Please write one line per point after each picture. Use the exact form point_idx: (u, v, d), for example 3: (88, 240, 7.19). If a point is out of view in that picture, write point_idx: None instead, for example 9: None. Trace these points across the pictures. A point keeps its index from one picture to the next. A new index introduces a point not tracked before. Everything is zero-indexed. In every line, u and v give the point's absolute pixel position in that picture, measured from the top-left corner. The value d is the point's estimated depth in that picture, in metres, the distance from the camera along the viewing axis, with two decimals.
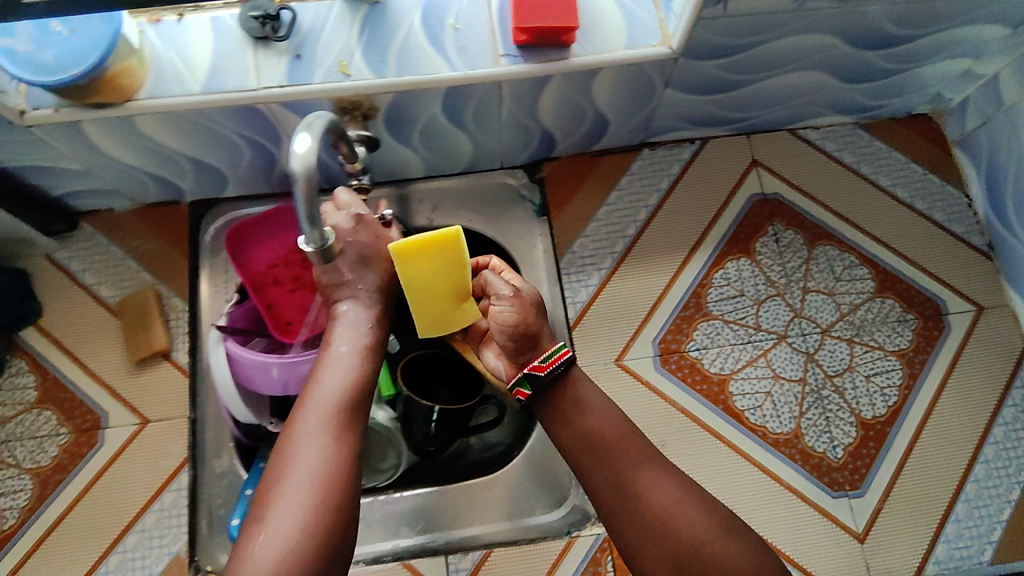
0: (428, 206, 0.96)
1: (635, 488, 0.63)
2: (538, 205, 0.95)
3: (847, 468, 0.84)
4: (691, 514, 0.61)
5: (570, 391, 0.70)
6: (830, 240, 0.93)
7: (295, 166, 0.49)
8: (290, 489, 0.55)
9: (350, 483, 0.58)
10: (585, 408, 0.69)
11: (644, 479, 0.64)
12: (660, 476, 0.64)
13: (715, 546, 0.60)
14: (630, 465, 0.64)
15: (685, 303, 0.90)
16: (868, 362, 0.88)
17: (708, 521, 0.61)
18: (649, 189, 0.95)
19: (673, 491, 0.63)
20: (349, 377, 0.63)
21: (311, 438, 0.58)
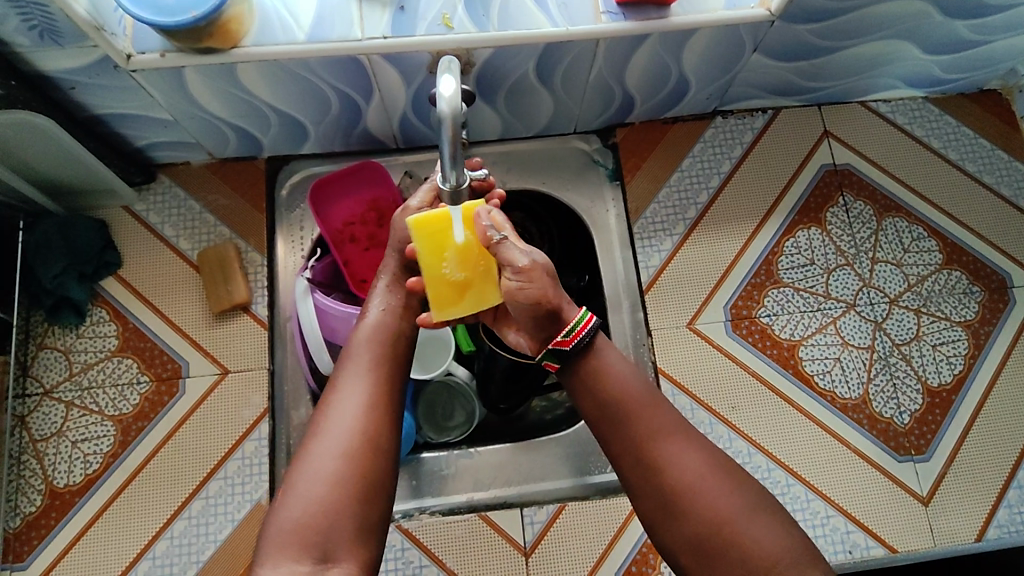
0: (501, 169, 0.97)
1: (657, 465, 0.60)
2: (611, 170, 0.97)
3: (913, 434, 0.85)
4: (720, 491, 0.58)
5: (592, 364, 0.65)
6: (899, 211, 0.94)
7: (443, 108, 0.52)
8: (330, 434, 0.60)
9: (386, 424, 0.62)
10: (604, 380, 0.64)
11: (665, 452, 0.60)
12: (688, 449, 0.60)
13: (739, 521, 0.56)
14: (653, 439, 0.61)
15: (756, 270, 0.91)
16: (935, 332, 0.89)
17: (734, 497, 0.58)
18: (721, 158, 0.96)
19: (699, 466, 0.59)
20: (379, 330, 0.69)
21: (350, 387, 0.63)
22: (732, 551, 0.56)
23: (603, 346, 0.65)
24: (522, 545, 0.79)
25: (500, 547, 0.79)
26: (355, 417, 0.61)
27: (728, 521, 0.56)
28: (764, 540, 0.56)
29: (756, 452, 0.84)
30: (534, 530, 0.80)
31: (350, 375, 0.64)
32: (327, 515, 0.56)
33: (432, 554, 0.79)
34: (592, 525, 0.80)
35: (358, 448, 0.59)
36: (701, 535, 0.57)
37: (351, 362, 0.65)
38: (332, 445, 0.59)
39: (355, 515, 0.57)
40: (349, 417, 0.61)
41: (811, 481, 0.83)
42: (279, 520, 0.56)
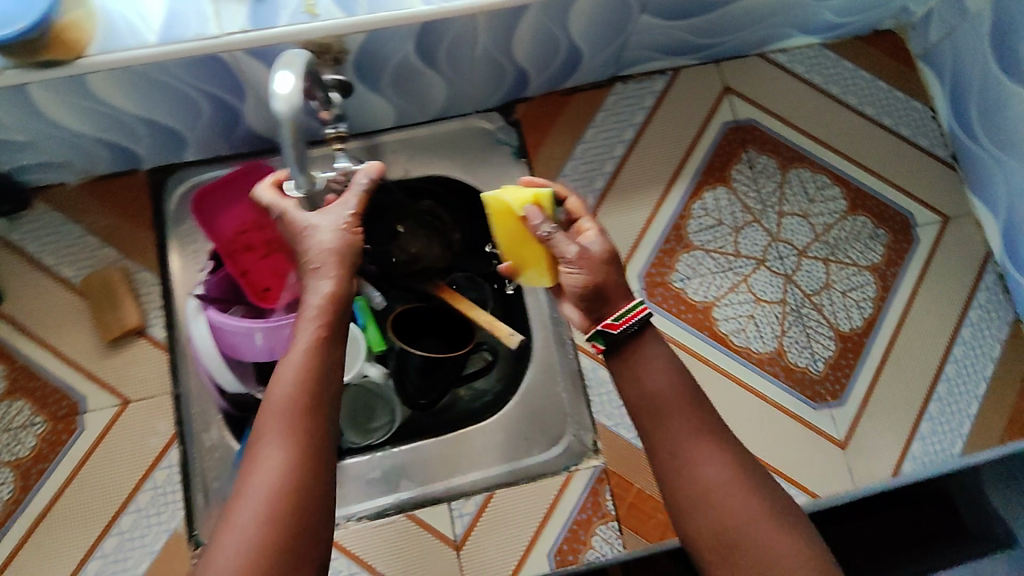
0: (402, 157, 0.92)
1: (683, 462, 0.53)
2: (515, 147, 0.93)
3: (828, 380, 0.87)
4: (739, 491, 0.51)
5: (642, 353, 0.57)
6: (803, 162, 0.94)
7: (277, 106, 0.47)
8: (278, 425, 0.49)
9: (314, 487, 0.47)
10: (698, 373, 0.57)
11: (693, 450, 0.53)
12: (715, 450, 0.53)
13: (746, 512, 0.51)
14: (694, 439, 0.54)
15: (666, 236, 0.91)
16: (844, 278, 0.90)
17: (751, 499, 0.51)
18: (623, 125, 0.95)
19: (718, 465, 0.52)
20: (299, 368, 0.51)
21: (291, 383, 0.50)
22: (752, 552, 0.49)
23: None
24: (453, 539, 0.80)
25: None
26: (292, 398, 0.49)
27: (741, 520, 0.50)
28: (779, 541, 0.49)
29: None
30: (463, 522, 0.80)
31: (289, 356, 0.52)
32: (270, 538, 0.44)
33: (362, 560, 0.79)
34: (521, 511, 0.81)
35: (299, 436, 0.49)
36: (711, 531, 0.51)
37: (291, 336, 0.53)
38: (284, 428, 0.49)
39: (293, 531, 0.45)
40: (301, 395, 0.50)
41: None
42: (211, 560, 0.44)
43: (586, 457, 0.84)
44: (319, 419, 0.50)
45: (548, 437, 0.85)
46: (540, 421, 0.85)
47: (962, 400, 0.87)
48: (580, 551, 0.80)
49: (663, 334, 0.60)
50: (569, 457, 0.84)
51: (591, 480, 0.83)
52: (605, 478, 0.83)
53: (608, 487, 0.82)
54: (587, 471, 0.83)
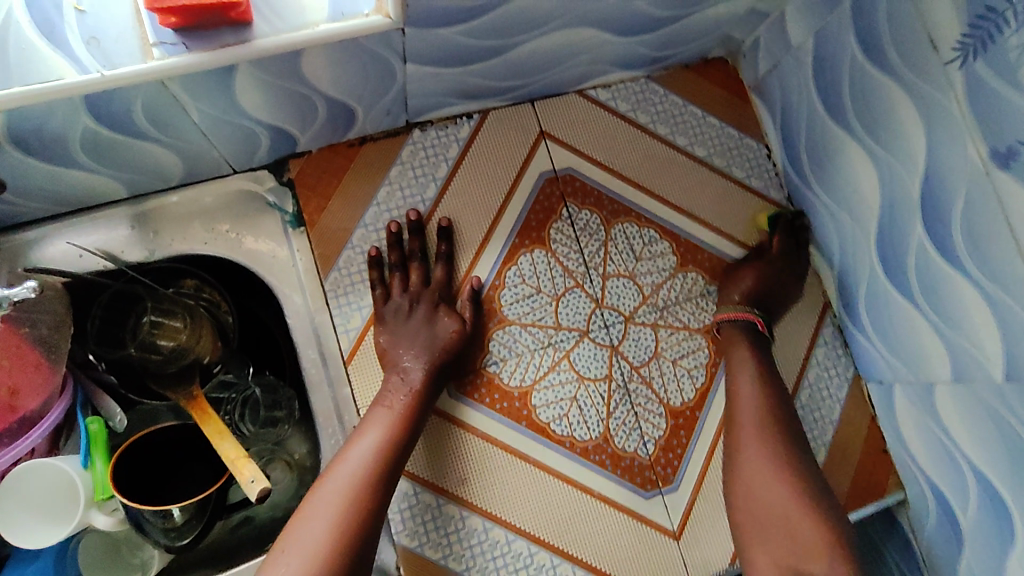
0: (148, 233, 0.75)
1: (747, 466, 0.69)
2: (292, 215, 0.78)
3: (659, 464, 0.78)
4: (790, 497, 0.65)
5: (735, 362, 0.76)
6: (628, 215, 0.83)
7: None
8: (321, 498, 0.61)
9: (350, 537, 0.59)
10: (742, 400, 0.73)
11: (751, 465, 0.69)
12: (773, 459, 0.68)
13: (770, 495, 0.66)
14: (751, 440, 0.70)
15: (476, 311, 0.79)
16: (674, 345, 0.81)
17: (805, 513, 0.64)
18: (424, 181, 0.81)
19: (773, 468, 0.68)
20: (379, 433, 0.67)
21: (359, 441, 0.66)
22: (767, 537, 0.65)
23: (737, 344, 0.78)
24: None
25: None
26: (377, 452, 0.65)
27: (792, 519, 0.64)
28: (801, 532, 0.63)
29: (493, 526, 0.74)
30: None
31: (373, 424, 0.68)
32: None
33: None
34: None
35: (361, 489, 0.63)
36: (766, 519, 0.65)
37: (383, 406, 0.69)
38: (327, 503, 0.61)
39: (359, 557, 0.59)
40: (366, 456, 0.65)
41: (555, 544, 0.74)
42: None
43: None
44: (396, 456, 0.67)
45: None
46: None
47: None
48: None
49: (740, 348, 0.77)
50: None
51: None
52: None
53: None
54: None
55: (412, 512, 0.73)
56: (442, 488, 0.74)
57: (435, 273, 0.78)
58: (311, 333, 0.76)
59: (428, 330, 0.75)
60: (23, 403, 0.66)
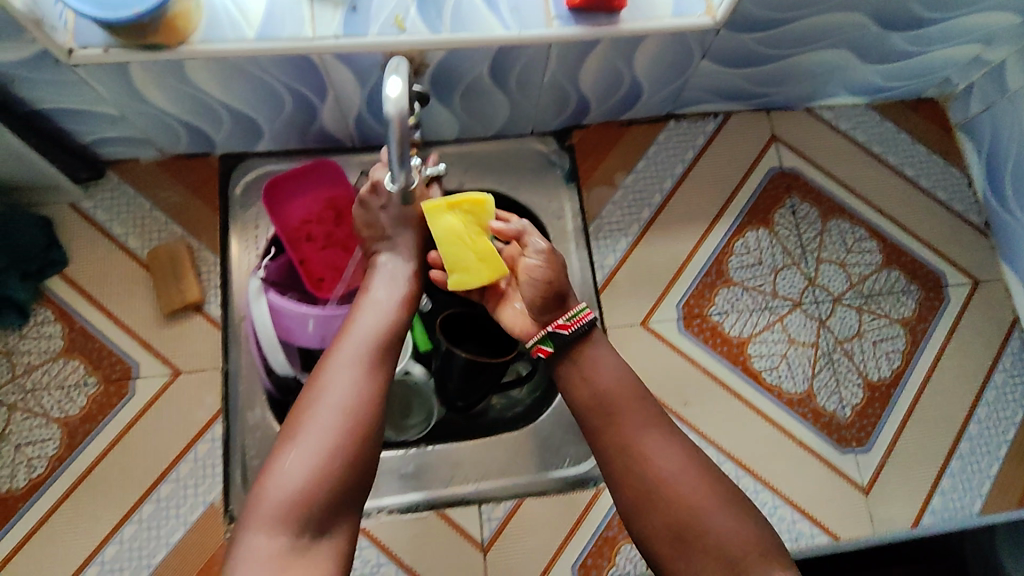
0: (459, 168, 0.96)
1: (636, 451, 0.66)
2: (567, 171, 0.98)
3: (854, 426, 0.89)
4: (698, 491, 0.62)
5: (588, 355, 0.73)
6: (842, 213, 0.98)
7: (389, 109, 0.51)
8: (301, 444, 0.61)
9: (369, 438, 0.63)
10: (602, 382, 0.71)
11: (643, 444, 0.66)
12: (666, 441, 0.66)
13: (679, 478, 0.63)
14: (639, 429, 0.67)
15: (707, 269, 0.94)
16: (876, 329, 0.93)
17: (715, 504, 0.61)
18: (674, 160, 0.98)
19: (681, 451, 0.66)
20: (380, 320, 0.71)
21: (340, 368, 0.66)
22: (704, 544, 0.60)
23: (598, 339, 0.74)
24: (479, 540, 0.84)
25: (459, 541, 0.83)
26: (352, 391, 0.64)
27: (699, 521, 0.61)
28: (734, 531, 0.60)
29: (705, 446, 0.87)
30: (491, 526, 0.84)
31: (359, 359, 0.67)
32: (307, 498, 0.58)
33: (391, 552, 0.83)
34: (547, 522, 0.85)
35: (351, 425, 0.62)
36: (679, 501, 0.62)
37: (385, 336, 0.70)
38: (317, 433, 0.61)
39: (351, 489, 0.61)
40: (347, 383, 0.64)
41: (758, 473, 0.87)
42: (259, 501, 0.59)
43: None
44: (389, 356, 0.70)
45: (581, 452, 0.87)
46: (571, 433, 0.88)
47: (982, 460, 0.89)
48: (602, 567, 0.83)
49: (799, 182, 0.98)
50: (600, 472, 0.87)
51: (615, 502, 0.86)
52: None
53: None
54: None
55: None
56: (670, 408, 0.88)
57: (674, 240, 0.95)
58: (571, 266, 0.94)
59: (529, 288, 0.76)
60: None
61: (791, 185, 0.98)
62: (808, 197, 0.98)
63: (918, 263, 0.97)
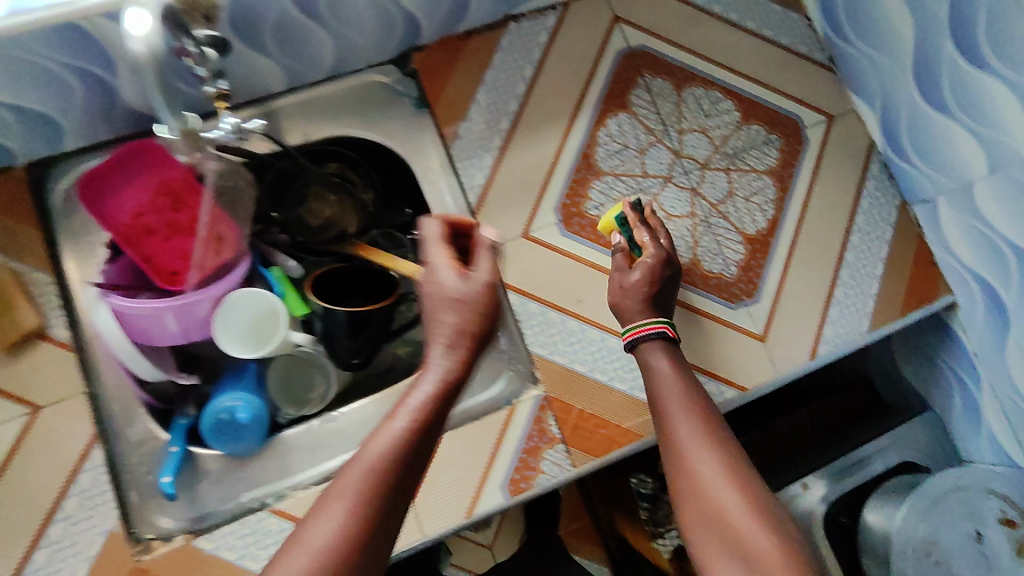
0: (300, 121, 0.89)
1: (716, 505, 0.67)
2: (416, 98, 0.91)
3: (741, 281, 0.93)
4: (731, 495, 0.68)
5: (687, 458, 0.72)
6: (695, 80, 0.97)
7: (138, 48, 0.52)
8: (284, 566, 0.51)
9: (353, 556, 0.52)
10: (668, 395, 0.78)
11: (739, 522, 0.65)
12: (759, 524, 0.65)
13: (752, 545, 0.63)
14: (681, 416, 0.76)
15: (576, 166, 0.92)
16: (745, 185, 0.95)
17: (746, 511, 0.66)
18: (522, 63, 0.93)
19: (709, 459, 0.71)
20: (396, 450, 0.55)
21: (332, 514, 0.53)
22: None
23: (652, 348, 0.82)
24: None
25: None
26: (403, 450, 0.55)
27: (743, 526, 0.65)
28: None
29: (608, 337, 0.88)
30: None
31: (378, 434, 0.56)
32: None
33: None
34: (467, 450, 0.83)
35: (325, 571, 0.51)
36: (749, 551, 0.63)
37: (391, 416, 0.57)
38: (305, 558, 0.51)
39: None
40: (385, 449, 0.55)
41: None
42: None
43: (526, 390, 0.87)
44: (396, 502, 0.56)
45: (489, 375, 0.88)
46: (475, 361, 0.87)
47: (861, 282, 0.94)
48: (532, 477, 0.83)
49: (650, 59, 0.97)
50: (510, 392, 0.87)
51: (531, 413, 0.85)
52: (546, 405, 0.86)
53: (550, 413, 0.85)
54: (528, 403, 0.86)
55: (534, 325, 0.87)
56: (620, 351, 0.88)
57: (537, 144, 0.92)
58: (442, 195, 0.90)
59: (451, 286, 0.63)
60: (224, 251, 0.81)
61: (642, 64, 0.96)
62: (660, 73, 0.97)
63: (777, 116, 0.98)
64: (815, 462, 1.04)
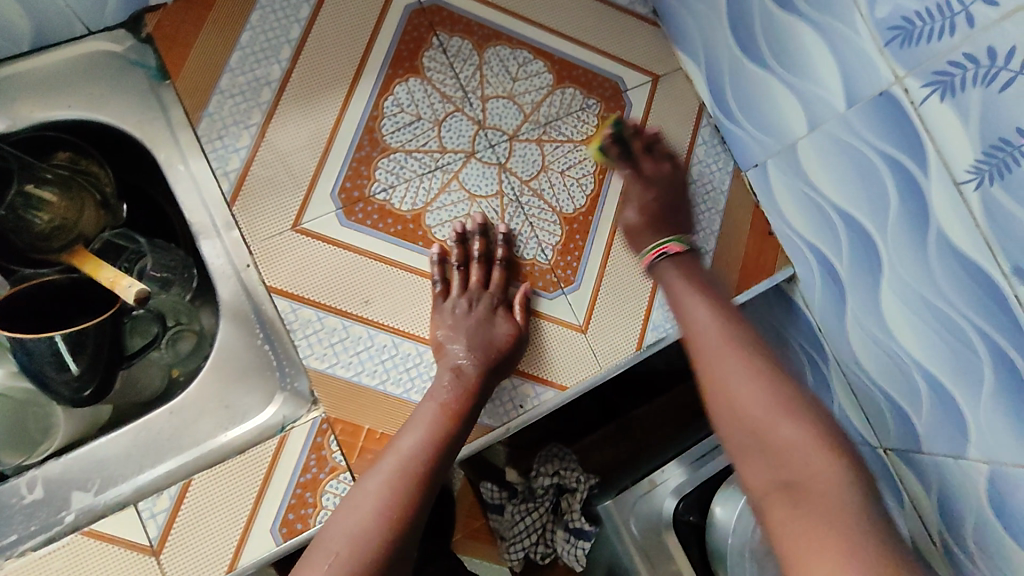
0: (16, 96, 0.74)
1: (771, 446, 0.54)
2: (155, 69, 0.76)
3: (559, 267, 0.81)
4: (752, 385, 0.58)
5: (714, 378, 0.61)
6: (499, 39, 0.85)
7: None
8: None
9: None
10: (687, 310, 0.67)
11: (782, 447, 0.54)
12: (796, 417, 0.55)
13: (827, 488, 0.51)
14: (715, 355, 0.62)
15: (358, 143, 0.79)
16: (561, 157, 0.84)
17: (795, 426, 0.55)
18: (287, 23, 0.79)
19: (752, 371, 0.59)
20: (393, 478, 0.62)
21: None
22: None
23: (663, 268, 0.73)
24: (149, 546, 0.65)
25: (116, 558, 0.64)
26: (429, 448, 0.65)
27: (772, 423, 0.55)
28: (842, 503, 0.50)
29: (402, 342, 0.75)
30: (158, 523, 0.65)
31: (422, 420, 0.67)
32: None
33: None
34: (229, 491, 0.67)
35: None
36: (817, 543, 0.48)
37: (427, 403, 0.70)
38: None
39: None
40: (407, 457, 0.64)
41: None
42: None
43: (306, 410, 0.72)
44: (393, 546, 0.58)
45: (257, 397, 0.72)
46: (239, 381, 0.73)
47: None
48: (310, 517, 0.68)
49: (445, 16, 0.84)
50: (284, 415, 0.71)
51: (309, 439, 0.70)
52: (326, 429, 0.71)
53: (333, 437, 0.71)
54: (304, 427, 0.71)
55: (398, 364, 0.74)
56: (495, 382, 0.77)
57: (309, 119, 0.78)
58: (191, 184, 0.75)
59: (484, 325, 0.75)
60: None
61: (436, 22, 0.84)
62: (459, 31, 0.84)
63: (594, 76, 0.87)
64: (648, 465, 0.99)
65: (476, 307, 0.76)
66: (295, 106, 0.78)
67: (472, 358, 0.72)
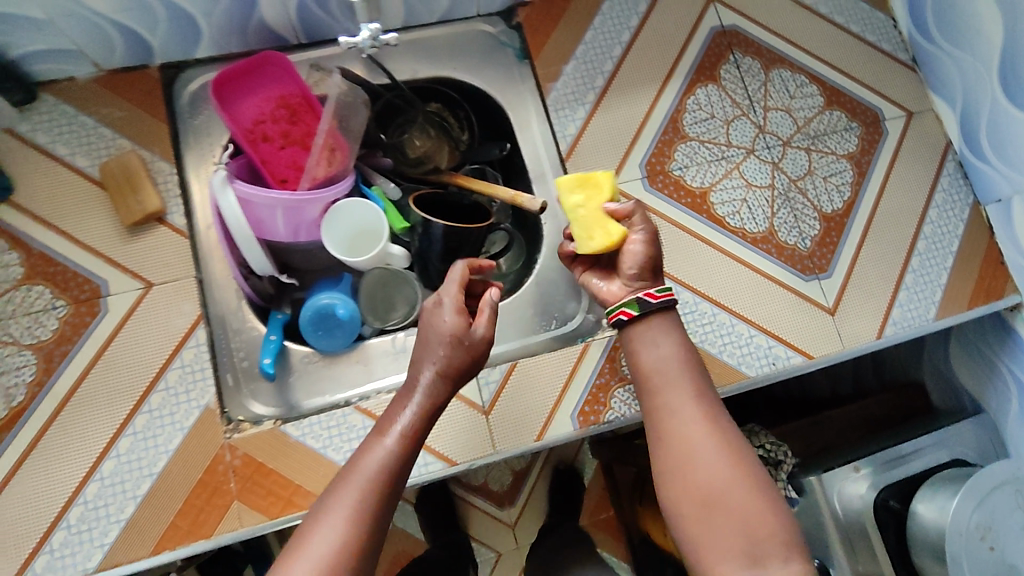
0: (412, 56, 0.96)
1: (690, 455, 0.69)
2: (519, 49, 0.98)
3: (815, 255, 0.95)
4: (711, 457, 0.69)
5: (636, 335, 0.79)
6: (783, 63, 1.02)
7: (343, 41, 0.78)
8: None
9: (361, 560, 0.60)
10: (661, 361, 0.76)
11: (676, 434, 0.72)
12: (711, 446, 0.69)
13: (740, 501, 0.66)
14: (670, 378, 0.75)
15: (665, 128, 0.96)
16: (825, 166, 0.98)
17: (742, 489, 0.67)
18: (621, 28, 0.99)
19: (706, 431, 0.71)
20: (381, 462, 0.65)
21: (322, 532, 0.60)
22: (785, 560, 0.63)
23: (634, 335, 0.78)
24: (480, 406, 0.84)
25: (459, 408, 0.83)
26: (394, 459, 0.66)
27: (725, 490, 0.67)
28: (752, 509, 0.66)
29: (684, 290, 0.91)
30: (490, 390, 0.84)
31: (374, 449, 0.67)
32: None
33: None
34: (544, 376, 0.86)
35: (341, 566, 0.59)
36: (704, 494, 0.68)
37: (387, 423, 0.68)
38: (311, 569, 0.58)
39: None
40: (379, 466, 0.65)
41: (734, 309, 0.91)
42: None
43: (600, 330, 0.90)
44: (377, 521, 0.63)
45: (562, 314, 0.92)
46: (546, 299, 0.92)
47: (932, 272, 0.97)
48: (602, 413, 0.85)
49: (739, 37, 1.02)
50: (583, 331, 0.91)
51: (605, 350, 0.87)
52: (619, 346, 0.87)
53: (622, 354, 0.87)
54: (601, 342, 0.87)
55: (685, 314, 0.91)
56: (606, 381, 0.86)
57: (629, 104, 0.96)
58: (536, 142, 0.96)
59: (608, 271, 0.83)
60: (333, 163, 0.86)
61: (733, 42, 1.01)
62: (749, 51, 1.01)
63: (857, 104, 1.02)
64: (846, 455, 1.08)
65: (433, 316, 0.73)
66: (620, 92, 0.97)
67: (433, 367, 0.70)
